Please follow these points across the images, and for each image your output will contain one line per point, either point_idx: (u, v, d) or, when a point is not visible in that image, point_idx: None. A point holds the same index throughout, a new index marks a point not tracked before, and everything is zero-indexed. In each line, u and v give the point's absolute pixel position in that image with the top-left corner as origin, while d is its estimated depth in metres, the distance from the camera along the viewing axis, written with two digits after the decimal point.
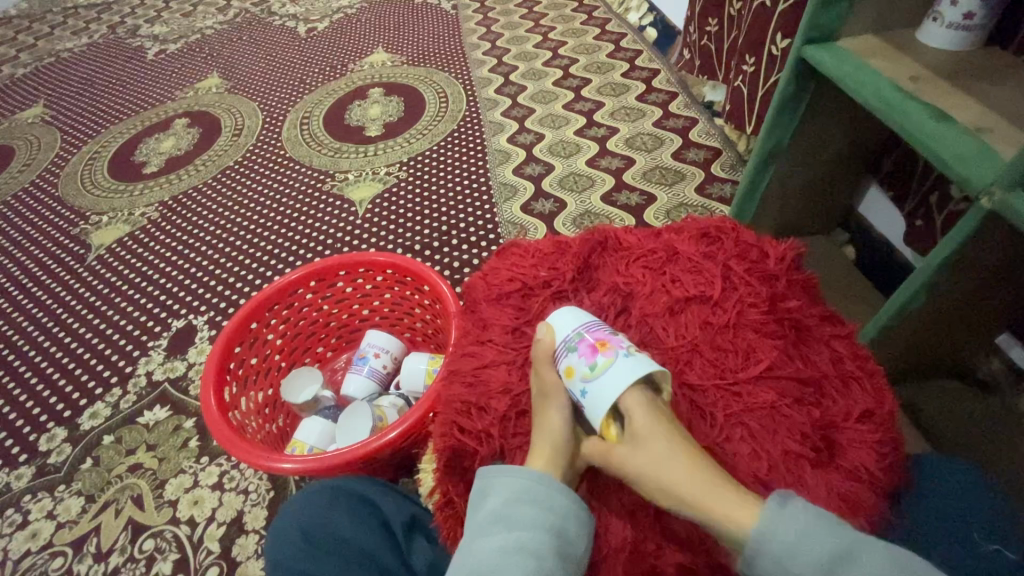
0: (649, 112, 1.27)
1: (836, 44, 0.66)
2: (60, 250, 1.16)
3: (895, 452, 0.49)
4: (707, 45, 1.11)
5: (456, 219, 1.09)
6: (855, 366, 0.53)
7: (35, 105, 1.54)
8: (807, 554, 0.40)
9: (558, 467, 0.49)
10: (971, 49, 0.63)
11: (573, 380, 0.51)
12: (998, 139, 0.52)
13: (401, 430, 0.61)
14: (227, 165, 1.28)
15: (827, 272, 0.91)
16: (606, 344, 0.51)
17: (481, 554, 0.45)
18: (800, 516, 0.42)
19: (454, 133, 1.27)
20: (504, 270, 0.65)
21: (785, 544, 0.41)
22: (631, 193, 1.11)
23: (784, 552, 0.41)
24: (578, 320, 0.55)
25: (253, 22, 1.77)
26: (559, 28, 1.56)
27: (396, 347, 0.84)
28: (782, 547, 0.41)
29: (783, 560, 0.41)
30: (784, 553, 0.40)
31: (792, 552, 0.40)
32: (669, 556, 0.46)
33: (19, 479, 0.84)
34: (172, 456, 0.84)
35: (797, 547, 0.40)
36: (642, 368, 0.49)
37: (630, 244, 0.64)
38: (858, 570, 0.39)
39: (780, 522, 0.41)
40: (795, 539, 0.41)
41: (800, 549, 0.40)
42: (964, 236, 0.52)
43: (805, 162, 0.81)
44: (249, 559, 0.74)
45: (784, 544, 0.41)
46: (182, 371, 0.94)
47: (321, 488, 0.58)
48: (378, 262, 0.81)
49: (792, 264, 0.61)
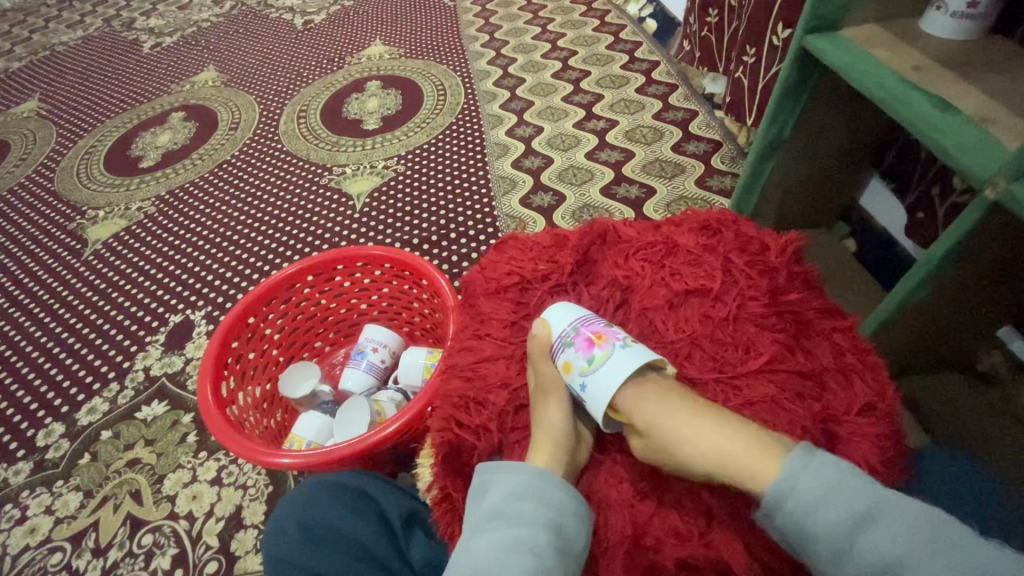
0: (649, 105, 1.26)
1: (838, 34, 0.65)
2: (57, 245, 1.15)
3: (896, 447, 0.49)
4: (708, 36, 1.10)
5: (454, 213, 1.09)
6: (856, 359, 0.53)
7: (30, 99, 1.53)
8: (831, 507, 0.41)
9: (561, 462, 0.49)
10: (977, 37, 0.62)
11: (572, 375, 0.53)
12: (1000, 129, 0.51)
13: (400, 424, 0.61)
14: (224, 159, 1.27)
15: (827, 265, 0.90)
16: (602, 338, 0.53)
17: (480, 551, 0.44)
18: (830, 472, 0.42)
19: (452, 126, 1.26)
20: (502, 264, 0.64)
21: (810, 498, 0.41)
22: (631, 186, 1.10)
23: (811, 504, 0.41)
24: (571, 316, 0.56)
25: (249, 15, 1.75)
26: (558, 19, 1.55)
27: (395, 341, 0.84)
28: (804, 504, 0.41)
29: (809, 510, 0.41)
30: (808, 507, 0.41)
31: (816, 508, 0.41)
32: (669, 550, 0.45)
33: (17, 474, 0.84)
34: (170, 451, 0.84)
35: (822, 503, 0.41)
36: (639, 358, 0.51)
37: (630, 237, 0.63)
38: (870, 534, 0.40)
39: (803, 478, 0.42)
40: (820, 493, 0.41)
41: (824, 504, 0.41)
42: (966, 228, 0.52)
43: (808, 153, 0.80)
44: (248, 554, 0.74)
45: (807, 499, 0.41)
46: (179, 366, 0.93)
47: (319, 482, 0.58)
48: (375, 256, 0.80)
49: (793, 257, 0.60)
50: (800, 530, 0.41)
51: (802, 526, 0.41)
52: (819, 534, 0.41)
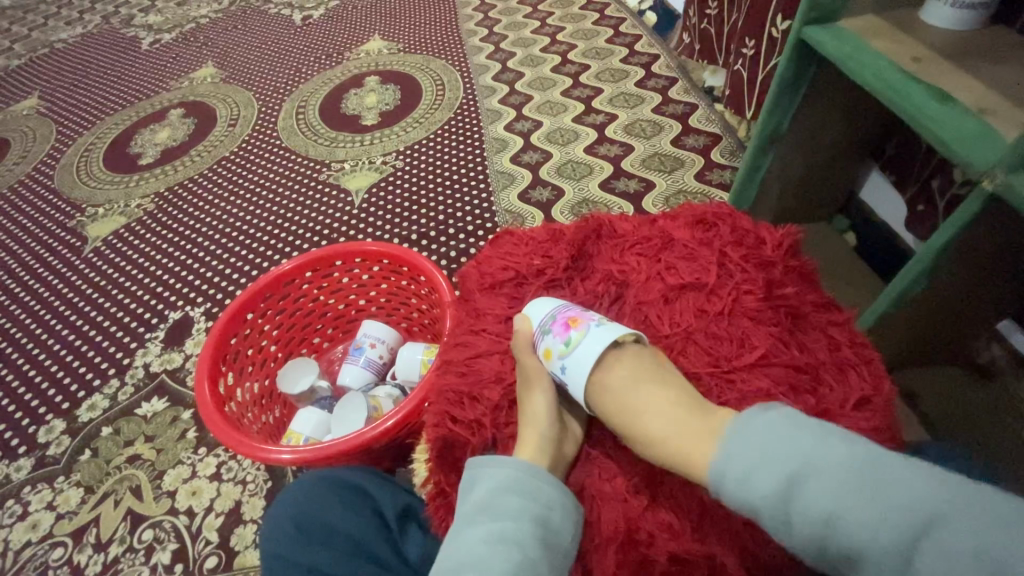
0: (648, 99, 1.25)
1: (837, 24, 0.65)
2: (57, 242, 1.16)
3: (892, 441, 0.49)
4: (708, 29, 1.09)
5: (452, 208, 1.08)
6: (852, 353, 0.53)
7: (30, 96, 1.53)
8: (763, 475, 0.39)
9: (546, 455, 0.49)
10: (979, 28, 0.62)
11: (551, 360, 0.53)
12: (999, 120, 0.51)
13: (397, 419, 0.61)
14: (223, 156, 1.27)
15: (826, 259, 0.90)
16: (577, 320, 0.54)
17: (465, 545, 0.44)
18: (761, 439, 0.41)
19: (451, 122, 1.26)
20: (497, 260, 0.64)
21: (751, 456, 0.40)
22: (629, 180, 1.09)
23: (744, 475, 0.40)
24: (550, 305, 0.57)
25: (248, 11, 1.75)
26: (557, 13, 1.54)
27: (392, 337, 0.84)
28: (741, 475, 0.40)
29: (744, 482, 0.40)
30: (740, 479, 0.40)
31: (750, 481, 0.39)
32: (662, 544, 0.45)
33: (18, 470, 0.84)
34: (170, 447, 0.84)
35: (767, 456, 0.40)
36: (613, 333, 0.52)
37: (625, 232, 0.63)
38: (808, 491, 0.37)
39: (743, 444, 0.41)
40: (753, 462, 0.40)
41: (755, 473, 0.39)
42: (965, 220, 0.51)
43: (807, 145, 0.80)
44: (247, 549, 0.74)
45: (740, 471, 0.40)
46: (179, 363, 0.94)
47: (317, 478, 0.58)
48: (372, 252, 0.80)
49: (790, 251, 0.60)
50: (752, 490, 0.39)
51: (743, 497, 0.39)
52: (758, 503, 0.39)
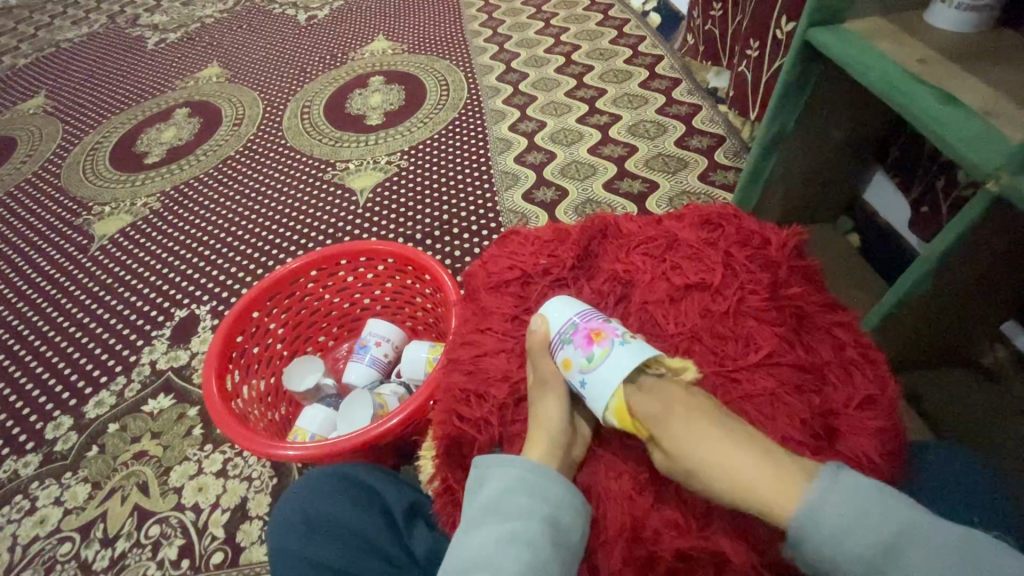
0: (652, 99, 1.26)
1: (842, 26, 0.65)
2: (64, 240, 1.16)
3: (896, 440, 0.49)
4: (712, 29, 1.09)
5: (457, 208, 1.09)
6: (857, 353, 0.53)
7: (36, 95, 1.54)
8: (854, 549, 0.39)
9: (557, 457, 0.50)
10: (984, 30, 0.62)
11: (571, 371, 0.53)
12: (1004, 121, 0.51)
13: (402, 417, 0.62)
14: (229, 155, 1.28)
15: (829, 260, 0.90)
16: (601, 334, 0.53)
17: (475, 544, 0.45)
18: (841, 508, 0.40)
19: (455, 121, 1.27)
20: (503, 258, 0.64)
21: (843, 514, 0.40)
22: (633, 180, 1.10)
23: (837, 530, 0.40)
24: (570, 310, 0.55)
25: (253, 11, 1.75)
26: (561, 13, 1.55)
27: (397, 335, 0.85)
28: (834, 529, 0.40)
29: (835, 537, 0.40)
30: (827, 548, 0.40)
31: (840, 558, 0.39)
32: (668, 541, 0.46)
33: (26, 466, 0.85)
34: (176, 443, 0.85)
35: (862, 517, 0.40)
36: (638, 356, 0.51)
37: (631, 232, 0.63)
38: (909, 558, 0.38)
39: (834, 497, 0.41)
40: (847, 520, 0.40)
41: (842, 542, 0.39)
42: (969, 221, 0.51)
43: (811, 147, 0.80)
44: (253, 545, 0.74)
45: (833, 528, 0.40)
46: (185, 360, 0.94)
47: (324, 474, 0.58)
48: (378, 251, 0.81)
49: (795, 251, 0.60)
50: (844, 547, 0.39)
51: (833, 556, 0.40)
52: (850, 561, 0.39)
